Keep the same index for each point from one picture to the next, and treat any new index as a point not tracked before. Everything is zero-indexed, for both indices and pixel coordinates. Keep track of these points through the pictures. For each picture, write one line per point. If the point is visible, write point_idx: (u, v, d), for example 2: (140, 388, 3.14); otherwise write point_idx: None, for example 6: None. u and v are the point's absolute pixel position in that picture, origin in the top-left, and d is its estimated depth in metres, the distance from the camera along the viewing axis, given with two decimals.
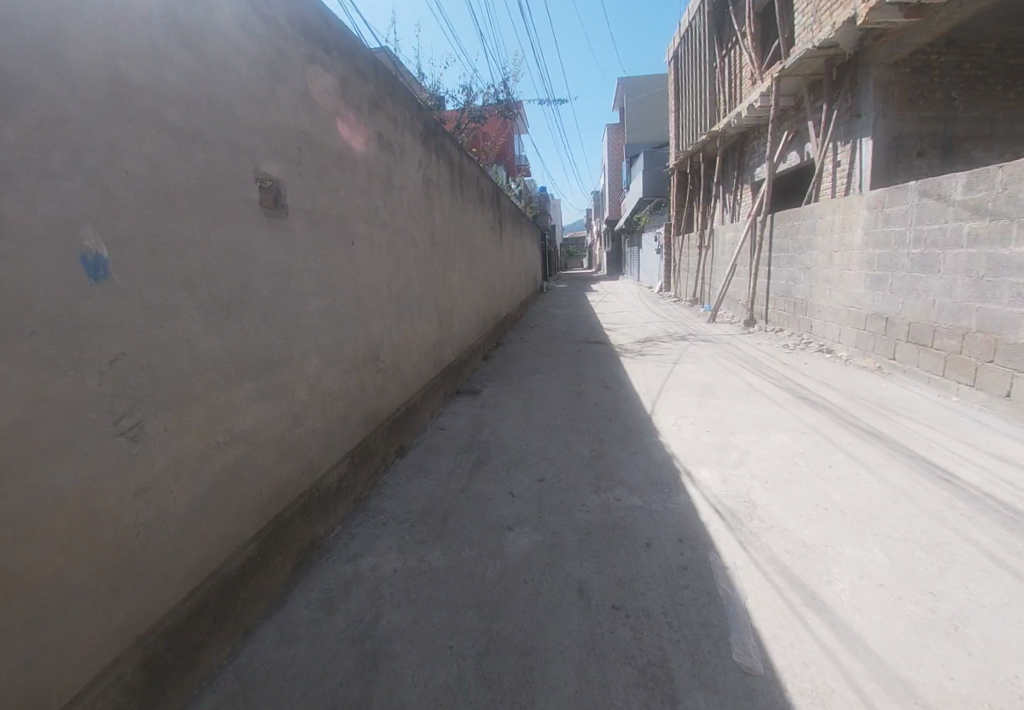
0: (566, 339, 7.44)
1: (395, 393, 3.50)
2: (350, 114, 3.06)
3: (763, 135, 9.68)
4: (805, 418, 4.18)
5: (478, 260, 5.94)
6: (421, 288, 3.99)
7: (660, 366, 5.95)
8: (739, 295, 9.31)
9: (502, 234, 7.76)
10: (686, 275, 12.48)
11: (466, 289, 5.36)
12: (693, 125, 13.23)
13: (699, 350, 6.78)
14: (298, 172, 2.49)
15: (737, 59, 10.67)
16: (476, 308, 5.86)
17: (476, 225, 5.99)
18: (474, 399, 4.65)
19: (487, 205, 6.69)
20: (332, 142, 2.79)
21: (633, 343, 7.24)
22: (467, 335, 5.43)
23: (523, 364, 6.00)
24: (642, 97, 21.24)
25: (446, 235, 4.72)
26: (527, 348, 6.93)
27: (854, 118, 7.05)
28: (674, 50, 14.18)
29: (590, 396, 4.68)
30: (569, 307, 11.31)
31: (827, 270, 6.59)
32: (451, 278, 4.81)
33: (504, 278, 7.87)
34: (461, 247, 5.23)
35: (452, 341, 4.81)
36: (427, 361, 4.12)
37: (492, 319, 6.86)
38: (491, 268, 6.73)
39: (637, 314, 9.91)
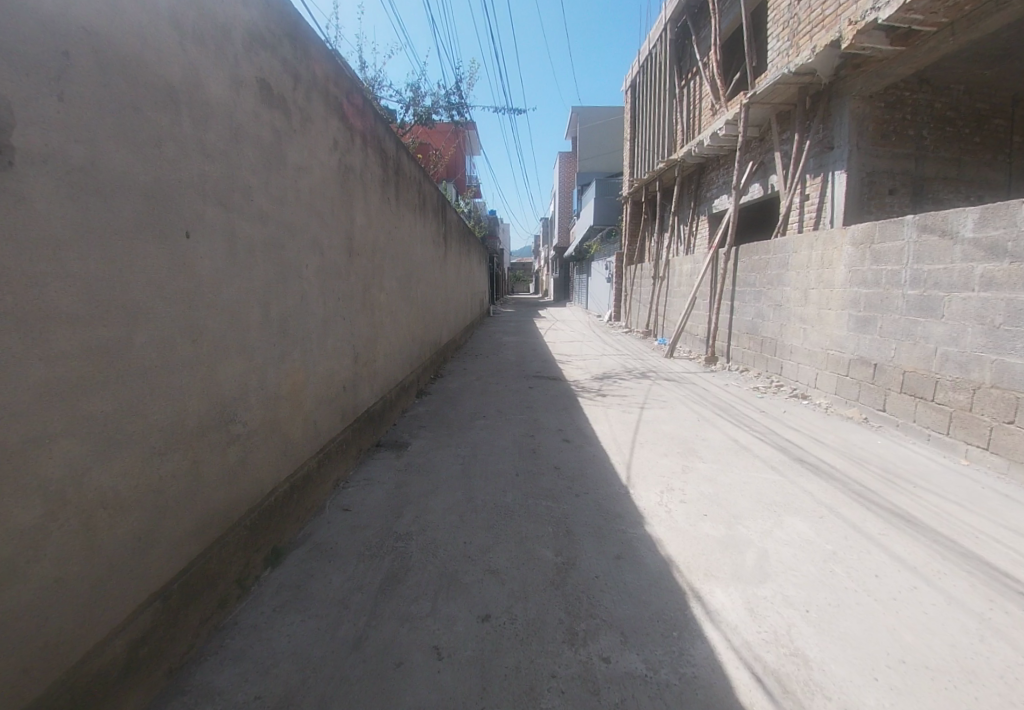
0: (514, 374, 6.37)
1: (270, 467, 2.27)
2: (222, 31, 1.91)
3: (723, 166, 9.37)
4: (813, 493, 3.35)
5: (413, 277, 4.78)
6: (326, 305, 2.82)
7: (625, 408, 5.01)
8: (697, 329, 8.47)
9: (446, 251, 6.70)
10: (638, 307, 11.88)
11: (395, 310, 4.17)
12: (648, 155, 12.95)
13: (666, 389, 5.89)
14: (77, 84, 1.32)
15: (698, 90, 10.45)
16: (408, 335, 4.66)
17: (413, 235, 4.87)
18: (398, 459, 3.44)
19: (428, 213, 5.57)
20: (174, 60, 1.65)
21: (589, 383, 6.13)
22: (394, 370, 4.22)
23: (464, 407, 4.82)
24: (597, 128, 21.27)
25: (370, 240, 3.56)
26: (472, 384, 5.74)
27: (826, 149, 6.75)
28: (630, 81, 14.03)
29: (547, 453, 3.56)
30: (517, 335, 10.31)
31: (802, 309, 5.88)
32: (375, 296, 3.64)
33: (445, 302, 6.68)
34: (392, 259, 4.08)
35: (370, 380, 3.59)
36: (329, 411, 2.90)
37: (427, 348, 5.65)
38: (429, 288, 5.56)
39: (590, 347, 9.06)
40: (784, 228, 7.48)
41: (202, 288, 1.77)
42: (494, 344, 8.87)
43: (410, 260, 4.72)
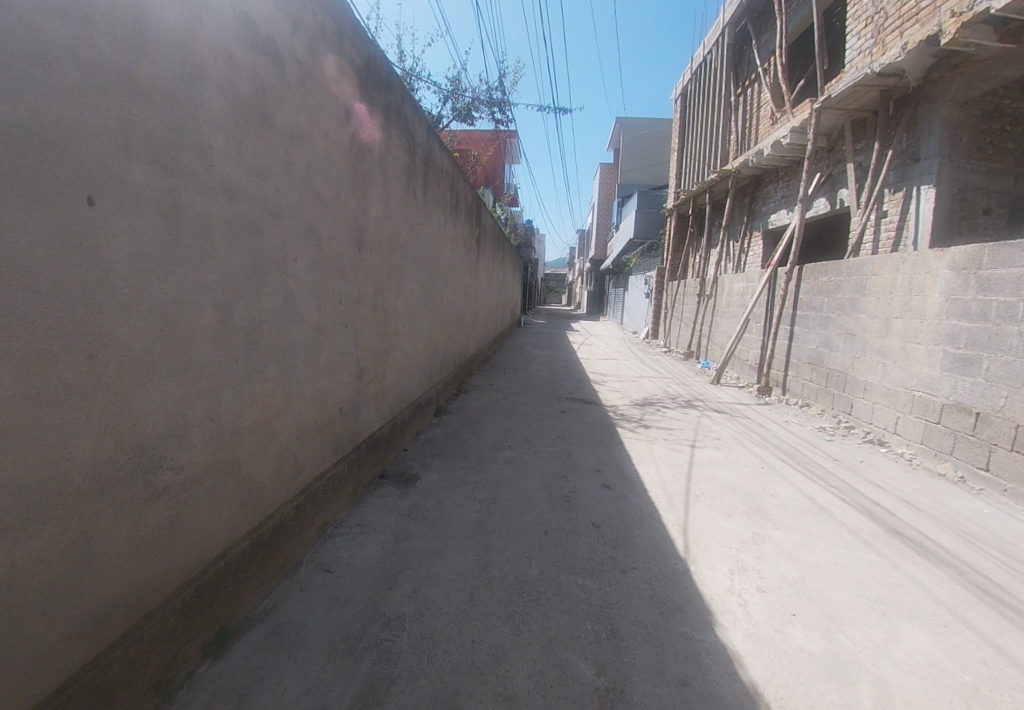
0: (545, 395, 5.71)
1: (219, 523, 1.70)
2: None
3: (783, 177, 8.48)
4: (924, 583, 2.49)
5: (439, 282, 4.21)
6: (326, 309, 2.26)
7: (671, 445, 4.23)
8: (748, 354, 7.56)
9: (478, 256, 6.11)
10: (680, 326, 11.05)
11: (415, 317, 3.59)
12: (697, 166, 12.10)
13: (718, 424, 5.07)
14: None
15: (756, 96, 9.61)
16: (429, 347, 4.08)
17: (443, 235, 4.30)
18: (403, 498, 2.82)
19: (460, 213, 4.99)
20: None
21: (624, 411, 5.34)
22: (408, 387, 3.63)
23: (485, 430, 4.16)
24: (642, 138, 20.43)
25: (390, 234, 3.01)
26: (499, 404, 5.09)
27: (911, 161, 5.70)
28: (680, 88, 13.20)
29: (581, 505, 2.87)
30: (551, 348, 9.68)
31: (881, 340, 4.94)
32: (391, 300, 3.07)
33: (474, 310, 6.06)
34: (416, 260, 3.52)
35: (378, 399, 3.01)
36: (320, 441, 2.32)
37: (451, 361, 5.05)
38: (457, 295, 4.98)
39: (627, 367, 8.33)
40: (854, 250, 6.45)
41: (108, 281, 1.22)
42: (521, 358, 8.18)
43: (438, 262, 4.15)
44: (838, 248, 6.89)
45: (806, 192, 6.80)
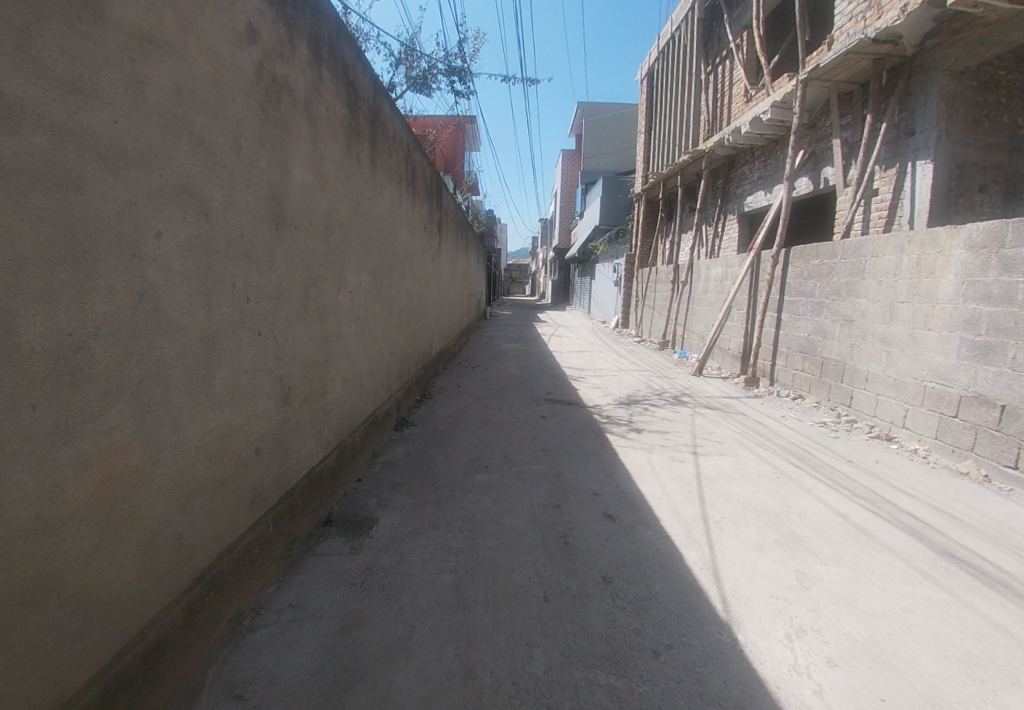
0: (521, 394, 5.03)
1: (14, 697, 0.96)
2: None
3: (756, 159, 7.98)
4: (1009, 628, 2.03)
5: (393, 270, 3.44)
6: (221, 307, 1.52)
7: (670, 449, 3.66)
8: (730, 343, 6.96)
9: (439, 242, 5.35)
10: (651, 313, 10.44)
11: (363, 314, 2.83)
12: (664, 151, 11.32)
13: (715, 421, 4.53)
14: None
15: (728, 74, 8.91)
16: (383, 351, 3.32)
17: (396, 213, 3.53)
18: (353, 556, 2.10)
19: (417, 189, 4.20)
20: None
21: (607, 412, 4.58)
22: (359, 401, 2.87)
23: (457, 442, 3.44)
24: (605, 124, 19.98)
25: (323, 205, 2.25)
26: (472, 409, 4.35)
27: (904, 135, 5.36)
28: (645, 70, 12.35)
29: (586, 549, 2.23)
30: (520, 342, 9.00)
31: (885, 327, 4.54)
32: (328, 292, 2.32)
33: (435, 303, 5.26)
34: (362, 241, 2.76)
35: (316, 423, 2.26)
36: (223, 500, 1.58)
37: (412, 363, 4.28)
38: (416, 285, 4.20)
39: (603, 359, 7.72)
40: (841, 232, 6.06)
41: None
42: (484, 355, 7.35)
43: (391, 247, 3.38)
44: (822, 230, 6.46)
45: (793, 168, 6.27)
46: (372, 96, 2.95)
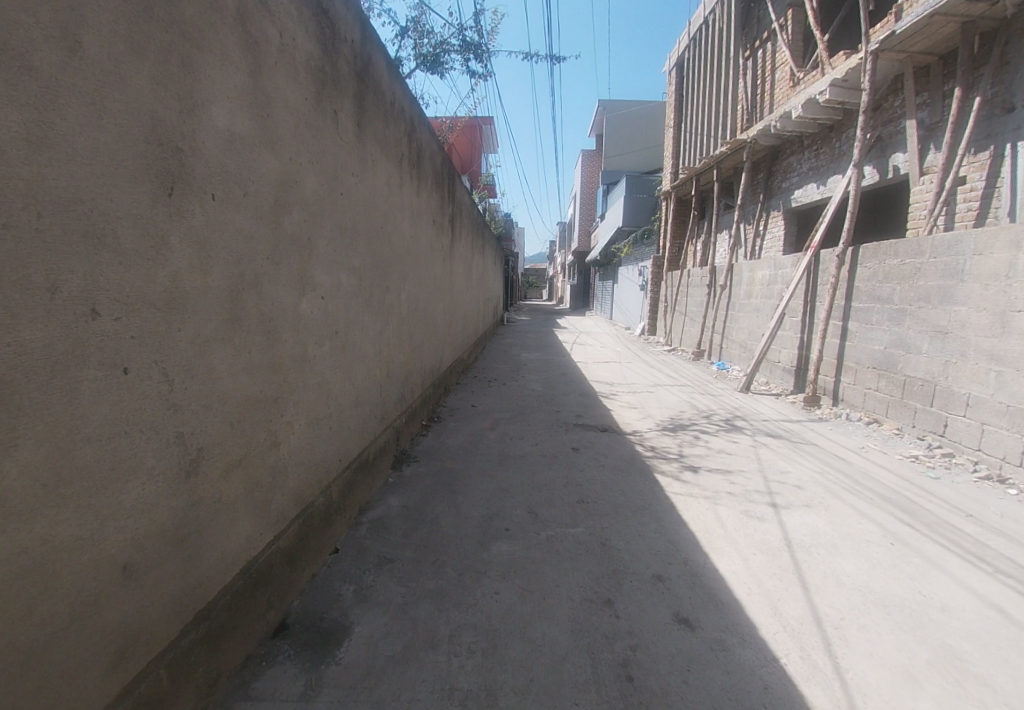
0: (545, 415, 4.20)
1: None
2: None
3: (806, 150, 6.86)
4: None
5: (391, 267, 2.70)
6: (5, 332, 0.81)
7: (740, 500, 2.82)
8: (780, 355, 5.98)
9: (451, 238, 4.57)
10: (683, 319, 9.46)
11: (344, 327, 2.09)
12: (693, 145, 10.12)
13: (785, 456, 3.63)
14: None
15: (769, 58, 7.72)
16: (379, 373, 2.58)
17: (395, 197, 2.78)
18: (304, 706, 1.36)
19: (424, 171, 3.43)
20: None
21: (647, 445, 3.67)
22: (339, 443, 2.13)
23: (469, 487, 2.66)
24: (626, 122, 19.02)
25: (266, 173, 1.52)
26: (490, 434, 3.55)
27: (1001, 113, 4.11)
28: (674, 59, 11.15)
29: (662, 694, 1.44)
30: (541, 352, 8.15)
31: (994, 342, 3.46)
32: (279, 298, 1.59)
33: (447, 308, 4.47)
34: (339, 229, 2.01)
35: (254, 491, 1.52)
36: (36, 679, 0.88)
37: (420, 380, 3.53)
38: (422, 289, 3.43)
39: (634, 370, 6.81)
40: (918, 231, 4.78)
41: None
42: (496, 367, 6.44)
43: (387, 238, 2.62)
44: (896, 226, 5.59)
45: (861, 153, 5.02)
46: (354, 42, 2.20)
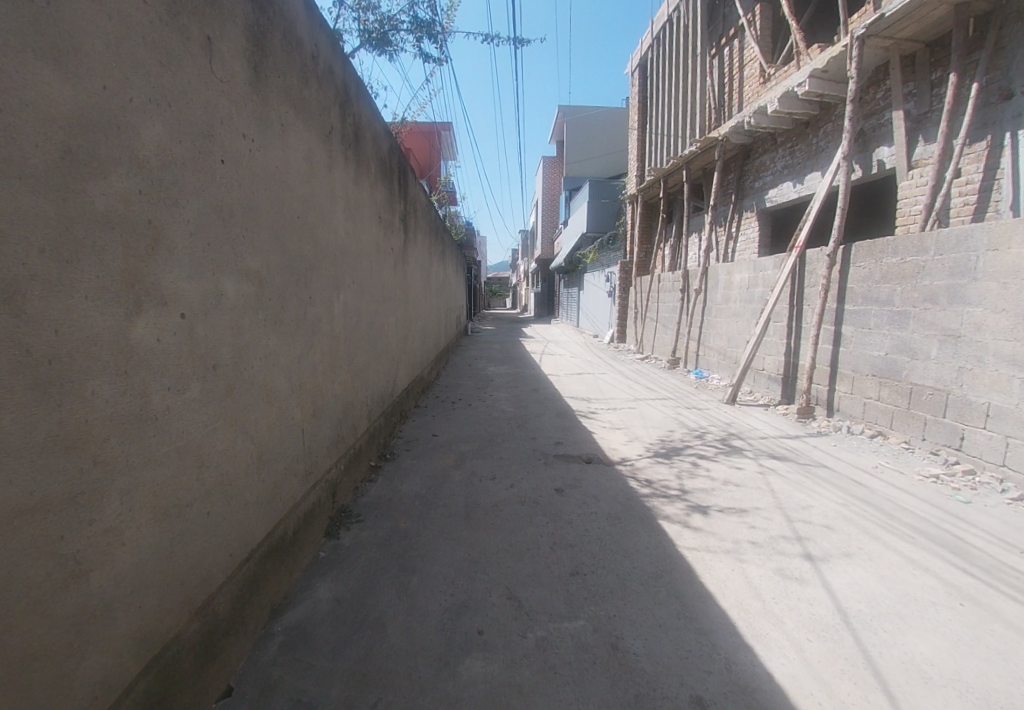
0: (519, 440, 3.58)
1: None
2: None
3: (781, 147, 6.62)
4: None
5: (317, 271, 2.01)
6: None
7: (768, 551, 2.28)
8: (765, 363, 5.59)
9: (404, 239, 3.91)
10: (654, 325, 9.07)
11: (230, 357, 1.40)
12: (659, 146, 9.81)
13: (798, 484, 3.11)
14: None
15: (737, 55, 7.50)
16: (300, 414, 1.88)
17: (322, 178, 2.09)
18: None
19: (365, 152, 2.75)
20: None
21: (641, 477, 3.06)
22: (226, 530, 1.42)
23: (428, 559, 2.00)
24: (587, 128, 18.86)
25: (39, 98, 0.85)
26: (455, 472, 2.88)
27: (999, 99, 3.90)
28: (637, 59, 10.91)
29: None
30: (509, 364, 7.52)
31: (1016, 345, 3.11)
32: (75, 320, 0.91)
33: (400, 321, 3.77)
34: (216, 211, 1.33)
35: (21, 674, 0.83)
36: None
37: (366, 411, 2.82)
38: (366, 298, 2.75)
39: (611, 382, 6.28)
40: (915, 226, 4.52)
41: None
42: (459, 384, 5.74)
43: (309, 231, 1.94)
44: (883, 224, 5.45)
45: (848, 144, 4.70)
46: None
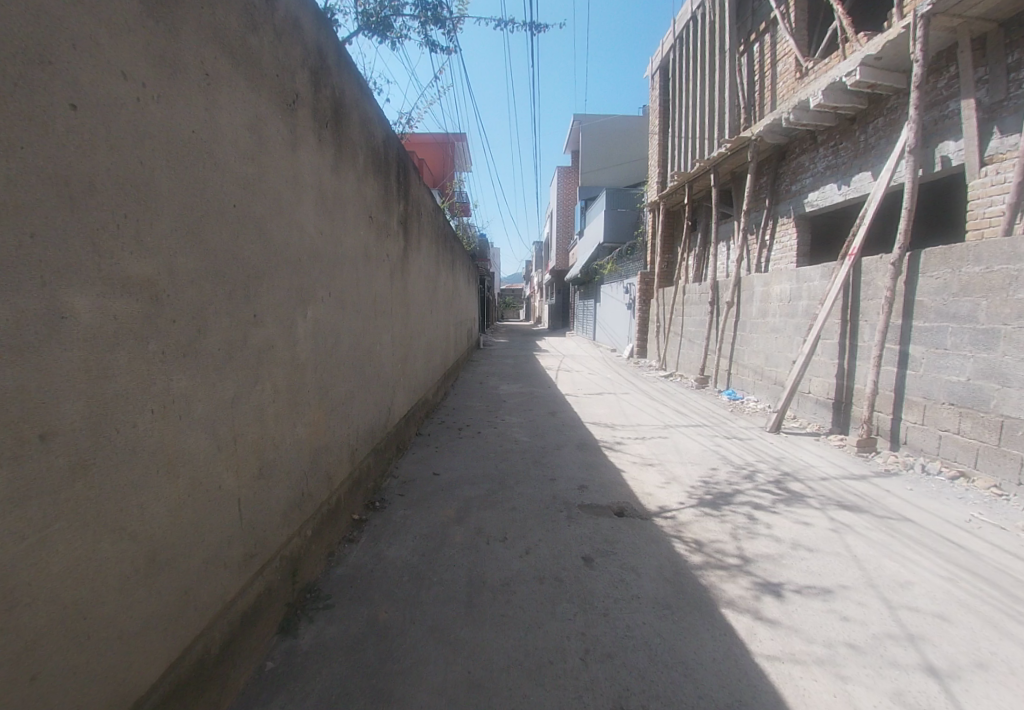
0: (535, 478, 3.01)
1: None
2: None
3: (822, 146, 6.04)
4: None
5: (266, 279, 1.48)
6: None
7: (872, 660, 1.69)
8: (812, 385, 4.96)
9: (405, 243, 3.42)
10: (679, 340, 8.45)
11: (75, 416, 0.87)
12: (683, 150, 9.28)
13: (885, 547, 2.49)
14: None
15: (769, 50, 6.97)
16: (233, 479, 1.34)
17: (278, 157, 1.58)
18: None
19: (350, 136, 2.24)
20: None
21: (686, 538, 2.45)
22: (67, 703, 0.87)
23: (412, 678, 1.44)
24: (603, 137, 18.43)
25: None
26: (456, 528, 2.32)
27: None
28: (657, 62, 10.46)
29: None
30: (524, 383, 6.96)
31: None
32: None
33: (400, 339, 3.24)
34: (43, 179, 0.81)
35: None
36: None
37: (351, 453, 2.28)
38: (352, 314, 2.21)
39: (635, 403, 5.67)
40: (998, 228, 3.77)
41: None
42: (468, 407, 5.19)
43: (252, 226, 1.42)
44: (953, 230, 4.82)
45: (913, 137, 4.09)
46: None
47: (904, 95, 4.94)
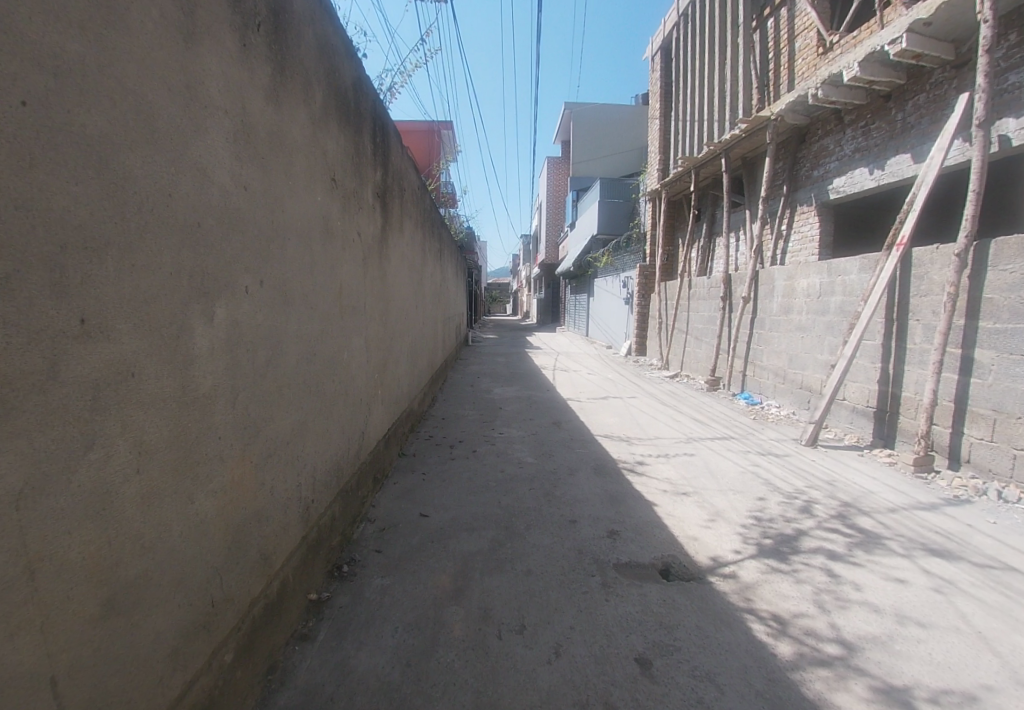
0: (553, 517, 2.39)
1: None
2: None
3: (850, 128, 5.51)
4: None
5: (115, 251, 0.80)
6: None
7: None
8: (849, 391, 4.43)
9: (385, 222, 2.74)
10: (684, 338, 7.91)
11: None
12: (688, 134, 8.68)
13: (1010, 617, 1.92)
14: None
15: (787, 23, 6.41)
16: (31, 648, 0.67)
17: (149, 38, 0.87)
18: None
19: (303, 58, 1.55)
20: None
21: (762, 613, 1.83)
22: None
23: None
24: (596, 125, 17.77)
25: None
26: (454, 610, 1.66)
27: None
28: (659, 42, 9.84)
29: None
30: (521, 386, 6.34)
31: None
32: None
33: (376, 342, 2.57)
34: None
35: None
36: None
37: (304, 510, 1.61)
38: (301, 313, 1.54)
39: (647, 410, 5.09)
40: None
41: None
42: (459, 416, 4.53)
43: (76, 146, 0.73)
44: (1015, 219, 4.32)
45: (985, 109, 3.52)
46: None
47: (951, 67, 4.44)
